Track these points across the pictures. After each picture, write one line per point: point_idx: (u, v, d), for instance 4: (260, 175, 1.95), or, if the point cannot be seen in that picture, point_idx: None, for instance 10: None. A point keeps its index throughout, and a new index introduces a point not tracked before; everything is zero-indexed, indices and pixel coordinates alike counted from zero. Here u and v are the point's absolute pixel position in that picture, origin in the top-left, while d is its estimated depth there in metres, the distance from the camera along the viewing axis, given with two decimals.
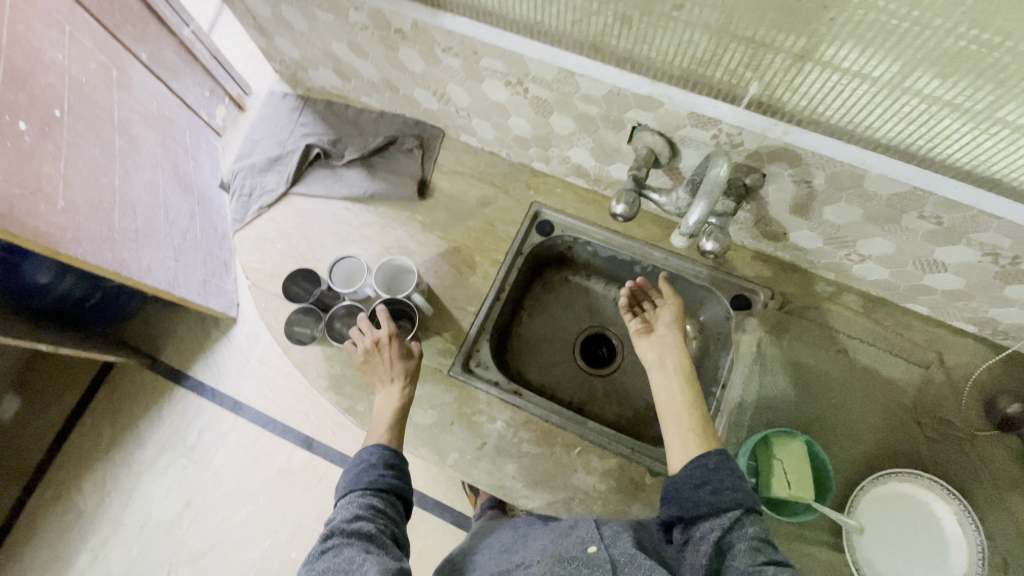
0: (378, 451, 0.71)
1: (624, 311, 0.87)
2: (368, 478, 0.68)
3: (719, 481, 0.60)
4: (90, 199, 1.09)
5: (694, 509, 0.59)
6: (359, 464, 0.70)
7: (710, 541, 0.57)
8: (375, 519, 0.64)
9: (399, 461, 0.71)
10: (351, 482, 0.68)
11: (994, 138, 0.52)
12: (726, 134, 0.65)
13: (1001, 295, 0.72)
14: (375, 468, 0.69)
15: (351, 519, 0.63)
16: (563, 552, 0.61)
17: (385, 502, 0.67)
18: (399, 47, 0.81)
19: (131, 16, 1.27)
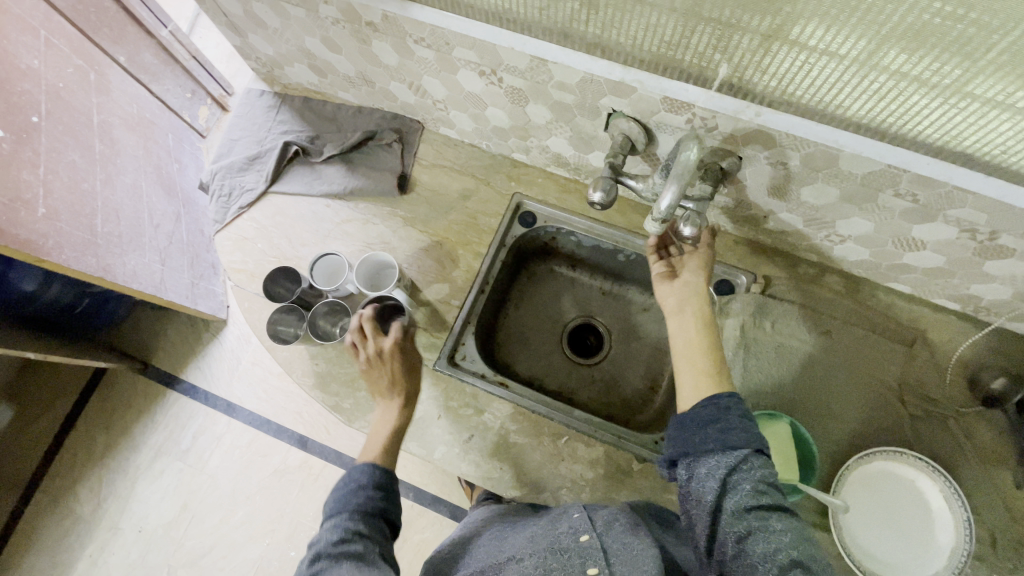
0: (367, 469, 0.68)
1: (651, 255, 0.82)
2: (354, 498, 0.65)
3: (728, 421, 0.58)
4: (70, 205, 1.08)
5: (703, 448, 0.58)
6: (346, 486, 0.67)
7: (715, 480, 0.56)
8: (364, 538, 0.61)
9: (386, 479, 0.69)
10: (337, 504, 0.66)
11: (963, 113, 0.52)
12: (700, 118, 0.65)
13: (980, 271, 0.72)
14: (362, 489, 0.66)
15: (338, 542, 0.60)
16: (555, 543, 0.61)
17: (372, 523, 0.64)
18: (372, 41, 0.80)
19: (108, 19, 1.24)
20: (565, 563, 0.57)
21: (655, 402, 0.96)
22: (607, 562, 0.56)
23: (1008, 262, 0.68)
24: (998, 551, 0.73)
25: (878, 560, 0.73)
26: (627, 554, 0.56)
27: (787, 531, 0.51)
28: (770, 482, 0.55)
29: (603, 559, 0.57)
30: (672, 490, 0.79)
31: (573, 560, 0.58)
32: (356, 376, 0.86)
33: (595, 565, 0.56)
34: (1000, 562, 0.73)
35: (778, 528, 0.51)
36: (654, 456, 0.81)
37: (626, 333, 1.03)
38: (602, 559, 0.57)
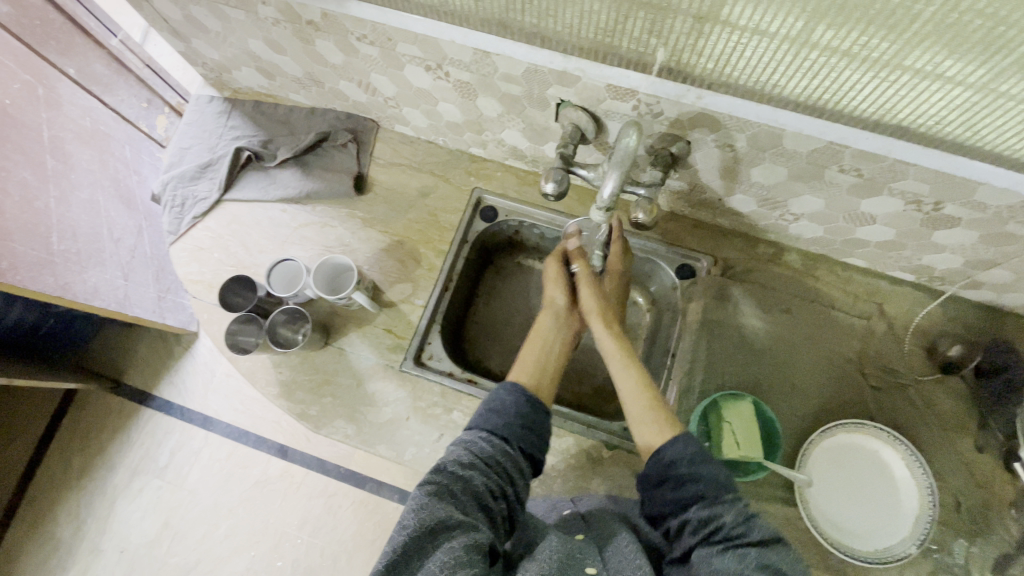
0: (518, 387, 0.70)
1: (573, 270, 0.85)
2: (496, 426, 0.66)
3: (680, 473, 0.61)
4: (22, 224, 1.05)
5: (665, 507, 0.61)
6: (493, 404, 0.69)
7: (686, 536, 0.58)
8: (491, 472, 0.62)
9: (535, 413, 0.68)
10: (479, 421, 0.67)
11: (895, 85, 0.53)
12: (645, 103, 0.65)
13: (930, 241, 0.73)
14: (505, 420, 0.66)
15: (467, 464, 0.62)
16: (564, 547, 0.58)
17: (509, 461, 0.63)
18: (315, 40, 0.79)
19: (54, 31, 1.24)
20: (569, 556, 0.57)
21: (626, 388, 0.98)
22: (603, 565, 0.57)
23: (955, 231, 0.69)
24: (961, 513, 0.75)
25: (847, 530, 0.74)
26: (623, 558, 0.57)
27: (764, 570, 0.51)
28: (743, 522, 0.56)
29: (601, 562, 0.57)
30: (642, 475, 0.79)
31: (575, 554, 0.58)
32: (321, 382, 0.85)
33: (594, 566, 0.56)
34: (962, 523, 0.75)
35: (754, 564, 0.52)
36: (622, 443, 0.82)
37: None
38: (600, 562, 0.57)
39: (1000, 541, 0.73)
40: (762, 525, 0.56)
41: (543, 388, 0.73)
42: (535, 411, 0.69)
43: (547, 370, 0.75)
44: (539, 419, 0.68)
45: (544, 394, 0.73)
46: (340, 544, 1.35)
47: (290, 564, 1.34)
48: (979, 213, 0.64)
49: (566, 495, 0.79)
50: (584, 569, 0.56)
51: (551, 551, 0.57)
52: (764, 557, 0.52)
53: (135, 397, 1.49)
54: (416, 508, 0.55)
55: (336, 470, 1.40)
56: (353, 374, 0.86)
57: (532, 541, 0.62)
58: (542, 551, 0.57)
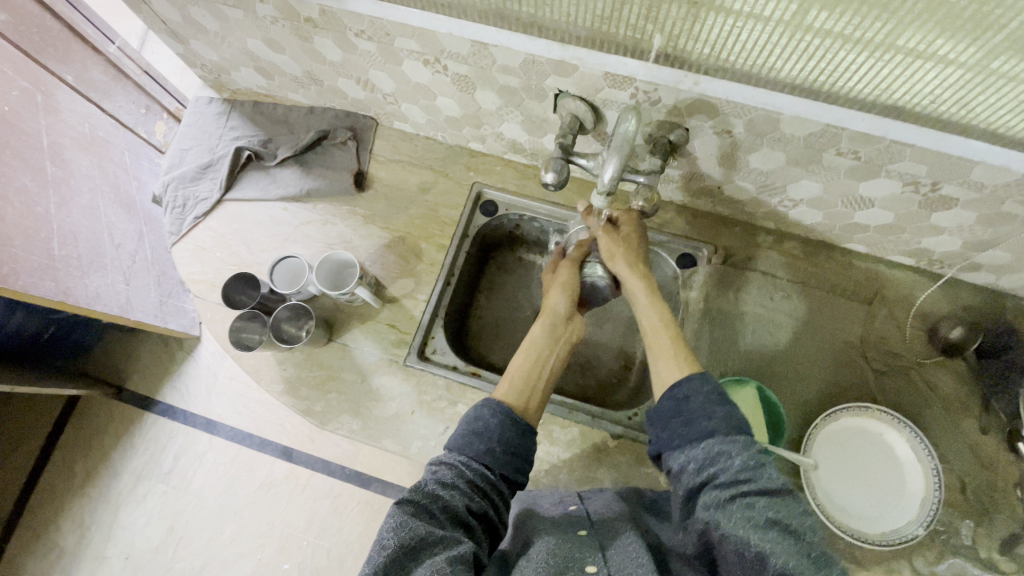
0: (502, 407, 0.66)
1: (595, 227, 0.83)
2: (477, 448, 0.62)
3: (689, 412, 0.60)
4: (23, 229, 1.06)
5: (672, 443, 0.60)
6: (474, 424, 0.65)
7: (690, 476, 0.57)
8: (472, 493, 0.59)
9: (519, 436, 0.64)
10: (458, 443, 0.64)
11: (889, 65, 0.54)
12: (643, 92, 0.66)
13: (929, 224, 0.74)
14: (486, 444, 0.62)
15: (447, 484, 0.59)
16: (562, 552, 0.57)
17: (489, 484, 0.61)
18: (313, 37, 0.79)
19: (52, 39, 1.21)
20: (568, 557, 0.57)
21: (630, 379, 0.98)
22: (604, 560, 0.56)
23: (954, 213, 0.70)
24: (967, 495, 0.75)
25: (852, 514, 0.74)
26: (624, 554, 0.56)
27: (766, 521, 0.51)
28: (754, 466, 0.55)
29: (602, 559, 0.57)
30: (648, 463, 0.80)
31: (574, 554, 0.57)
32: (325, 378, 0.85)
33: (595, 563, 0.56)
34: (968, 505, 0.75)
35: (760, 515, 0.51)
36: (628, 432, 0.82)
37: (598, 315, 1.04)
38: (601, 559, 0.57)
39: (1006, 521, 0.74)
40: (772, 474, 0.55)
41: (530, 409, 0.69)
42: (520, 434, 0.65)
43: (536, 386, 0.71)
44: (523, 441, 0.64)
45: (530, 413, 0.68)
46: (346, 545, 1.35)
47: (296, 566, 1.34)
48: (977, 193, 0.64)
49: (572, 485, 0.79)
50: (584, 569, 0.55)
51: (547, 556, 0.56)
52: (767, 508, 0.52)
53: (138, 402, 1.49)
54: (396, 526, 0.53)
55: (341, 471, 1.40)
56: (357, 369, 0.86)
57: (528, 544, 0.61)
58: (539, 554, 0.57)
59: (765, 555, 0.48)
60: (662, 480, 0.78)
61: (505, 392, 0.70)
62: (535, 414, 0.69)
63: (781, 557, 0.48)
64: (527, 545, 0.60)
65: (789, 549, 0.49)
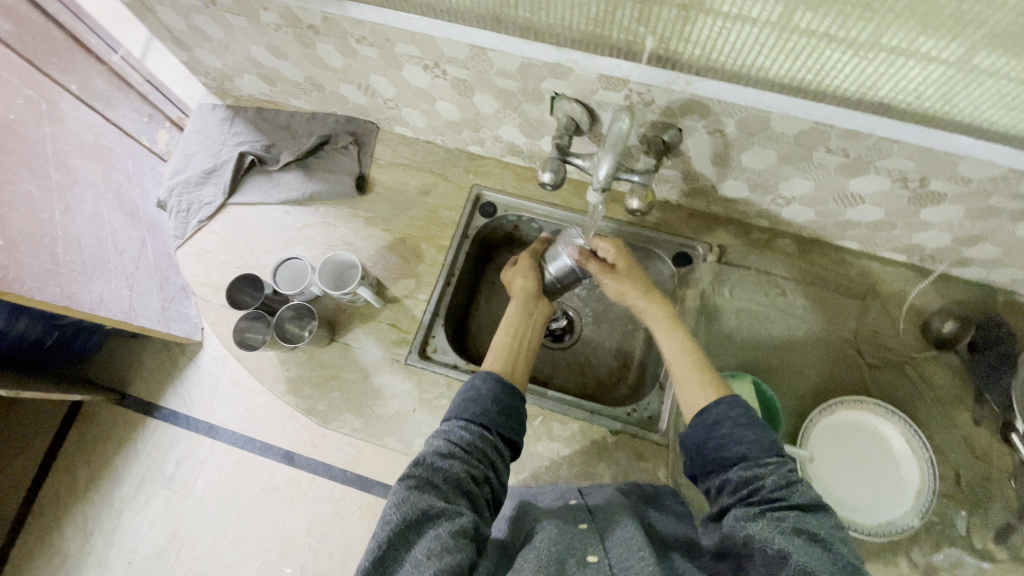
0: (494, 377, 0.69)
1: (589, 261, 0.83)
2: (473, 413, 0.65)
3: (722, 434, 0.61)
4: (29, 235, 1.07)
5: (708, 467, 0.62)
6: (469, 392, 0.68)
7: (727, 495, 0.58)
8: (472, 459, 0.61)
9: (511, 397, 0.68)
10: (455, 411, 0.67)
11: (874, 63, 0.55)
12: (636, 92, 0.67)
13: (919, 219, 0.76)
14: (481, 407, 0.66)
15: (446, 454, 0.61)
16: (565, 544, 0.57)
17: (488, 448, 0.63)
18: (315, 44, 0.81)
19: (55, 48, 1.23)
20: (569, 548, 0.57)
21: (629, 377, 0.99)
22: (604, 551, 0.57)
23: (942, 208, 0.71)
24: (962, 486, 0.76)
25: (849, 506, 0.75)
26: (625, 545, 0.57)
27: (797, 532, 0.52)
28: (785, 483, 0.56)
29: (602, 550, 0.57)
30: (647, 458, 0.81)
31: (576, 545, 0.58)
32: (328, 378, 0.87)
33: (596, 554, 0.56)
34: (962, 496, 0.76)
35: (788, 526, 0.52)
36: (627, 427, 0.83)
37: (596, 314, 1.05)
38: (601, 550, 0.57)
39: (1000, 512, 0.75)
40: (805, 491, 0.56)
41: (515, 376, 0.74)
42: (512, 397, 0.68)
43: (519, 355, 0.77)
44: (515, 403, 0.68)
45: (516, 378, 0.74)
46: (348, 548, 1.36)
47: (299, 570, 1.34)
48: (963, 187, 0.66)
49: (572, 481, 0.80)
50: (585, 560, 0.55)
51: (550, 545, 0.56)
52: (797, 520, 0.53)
53: (141, 408, 1.50)
54: (398, 502, 0.54)
55: (342, 474, 1.41)
56: (359, 369, 0.87)
57: (530, 534, 0.61)
58: (541, 544, 0.57)
59: (788, 554, 0.49)
60: (660, 474, 0.80)
61: (491, 362, 0.75)
62: (520, 379, 0.75)
63: (805, 559, 0.48)
64: (531, 535, 0.60)
65: (815, 555, 0.49)
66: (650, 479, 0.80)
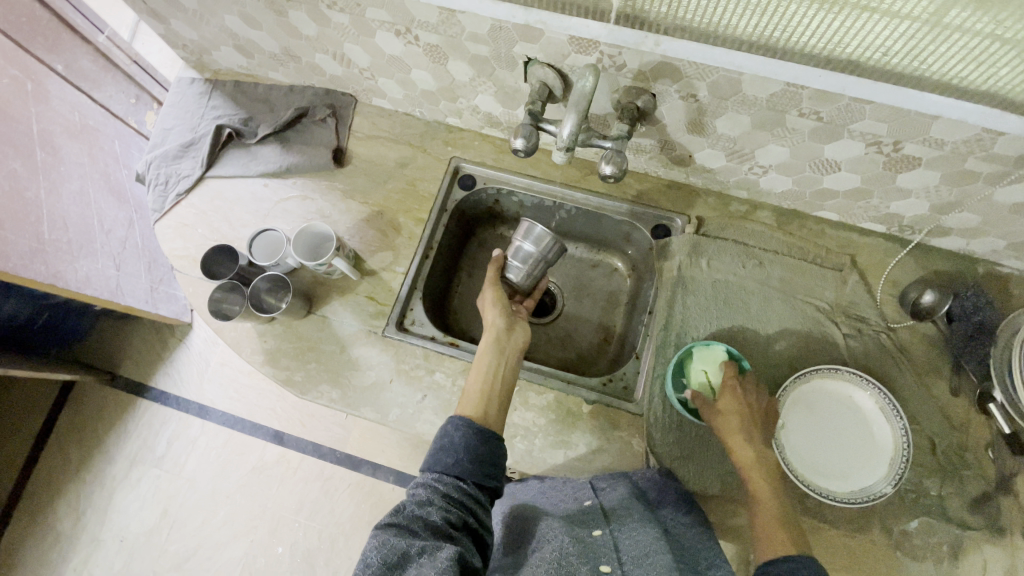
0: (460, 420, 0.68)
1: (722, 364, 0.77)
2: (446, 464, 0.64)
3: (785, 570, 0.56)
4: (10, 213, 1.07)
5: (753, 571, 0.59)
6: (441, 441, 0.66)
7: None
8: (451, 507, 0.60)
9: (484, 444, 0.66)
10: (429, 462, 0.65)
11: (840, 18, 0.55)
12: (607, 55, 0.67)
13: (896, 187, 0.75)
14: (455, 456, 0.64)
15: (424, 502, 0.60)
16: (579, 552, 0.57)
17: (465, 495, 0.62)
18: (288, 12, 0.81)
19: (42, 28, 1.22)
20: (582, 555, 0.57)
21: (609, 350, 1.00)
22: (619, 562, 0.57)
23: (918, 173, 0.71)
24: (937, 455, 0.76)
25: (825, 473, 0.74)
26: (638, 551, 0.58)
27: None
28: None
29: (615, 559, 0.57)
30: (621, 427, 0.81)
31: (590, 553, 0.58)
32: (306, 349, 0.87)
33: (609, 563, 0.57)
34: (937, 465, 0.75)
35: None
36: (601, 397, 0.83)
37: (577, 289, 1.05)
38: (614, 559, 0.57)
39: (976, 481, 0.74)
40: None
41: (491, 417, 0.71)
42: (484, 442, 0.67)
43: (494, 396, 0.73)
44: (489, 449, 0.66)
45: (494, 420, 0.71)
46: (337, 527, 1.36)
47: (289, 548, 1.35)
48: (938, 151, 0.66)
49: (548, 450, 0.81)
50: (597, 567, 0.56)
51: (558, 554, 0.56)
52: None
53: (131, 388, 1.51)
54: (379, 545, 0.54)
55: (331, 453, 1.42)
56: (337, 340, 0.87)
57: (538, 539, 0.62)
58: (550, 551, 0.57)
59: None
60: (635, 443, 0.80)
61: (463, 408, 0.72)
62: (498, 422, 0.71)
63: None
64: (539, 541, 0.61)
65: None
66: (625, 447, 0.80)
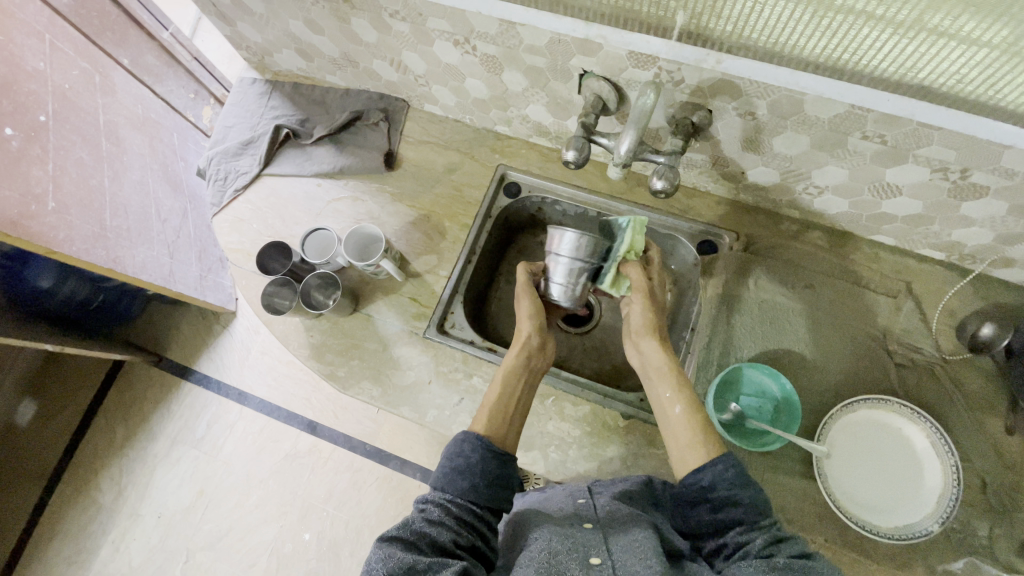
0: (480, 440, 0.69)
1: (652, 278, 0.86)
2: (460, 488, 0.65)
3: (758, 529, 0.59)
4: (80, 199, 1.12)
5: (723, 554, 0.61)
6: (456, 462, 0.68)
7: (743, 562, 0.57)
8: (460, 529, 0.62)
9: (500, 467, 0.68)
10: (441, 482, 0.66)
11: (914, 42, 0.53)
12: (666, 71, 0.67)
13: (960, 215, 0.72)
14: (470, 481, 0.66)
15: (434, 521, 0.62)
16: (568, 548, 0.59)
17: (475, 518, 0.64)
18: (351, 19, 0.83)
19: (110, 23, 1.30)
20: (571, 550, 0.59)
21: None
22: (608, 554, 0.58)
23: (985, 202, 0.68)
24: (989, 495, 0.72)
25: (864, 505, 0.73)
26: (625, 541, 0.60)
27: (773, 566, 0.54)
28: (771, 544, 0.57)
29: (606, 551, 0.59)
30: (657, 444, 0.81)
31: (580, 547, 0.60)
32: (349, 346, 0.89)
33: (599, 556, 0.58)
34: (988, 506, 0.72)
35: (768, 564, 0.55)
36: (639, 412, 0.83)
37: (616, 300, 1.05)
38: (604, 551, 0.59)
39: None
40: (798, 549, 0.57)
41: (508, 439, 0.73)
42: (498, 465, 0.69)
43: (513, 418, 0.75)
44: (503, 477, 0.68)
45: (510, 441, 0.73)
46: (363, 518, 1.39)
47: (316, 536, 1.39)
48: (1008, 181, 0.63)
49: (581, 461, 0.81)
50: (588, 561, 0.57)
51: (546, 552, 0.58)
52: (756, 531, 0.59)
53: (176, 371, 1.58)
54: (385, 557, 0.56)
55: (362, 447, 1.46)
56: (379, 339, 0.89)
57: (528, 540, 0.63)
58: (539, 549, 0.59)
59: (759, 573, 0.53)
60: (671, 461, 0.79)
61: (482, 424, 0.73)
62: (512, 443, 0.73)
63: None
64: (530, 540, 0.63)
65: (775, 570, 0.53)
66: (660, 464, 0.79)
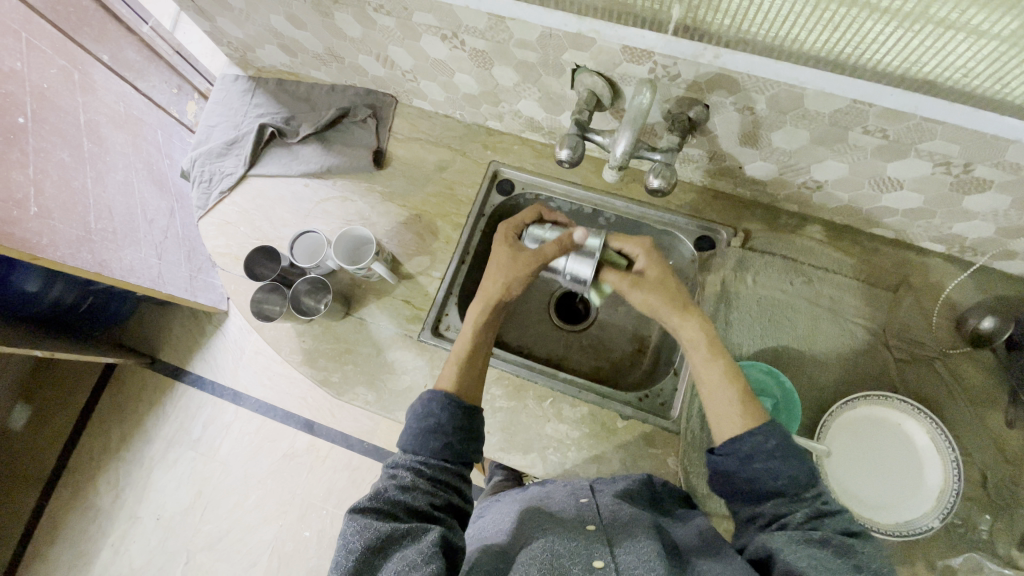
0: (450, 399, 0.66)
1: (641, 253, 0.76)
2: (433, 448, 0.63)
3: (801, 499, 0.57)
4: (63, 203, 1.09)
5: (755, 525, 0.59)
6: (426, 422, 0.65)
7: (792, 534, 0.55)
8: (435, 489, 0.62)
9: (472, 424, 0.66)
10: (412, 443, 0.64)
11: (920, 36, 0.51)
12: (662, 66, 0.64)
13: (962, 209, 0.71)
14: (443, 441, 0.64)
15: (407, 487, 0.61)
16: (571, 550, 0.58)
17: (448, 475, 0.64)
18: (334, 13, 0.80)
19: (87, 18, 1.24)
20: (574, 554, 0.58)
21: (644, 361, 0.97)
22: (612, 557, 0.57)
23: (987, 196, 0.67)
24: (990, 489, 0.72)
25: (864, 501, 0.72)
26: (630, 543, 0.59)
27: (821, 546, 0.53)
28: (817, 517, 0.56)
29: (608, 554, 0.58)
30: (656, 445, 0.80)
31: (582, 549, 0.59)
32: (342, 351, 0.87)
33: (602, 559, 0.57)
34: (989, 500, 0.71)
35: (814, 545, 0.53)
36: (637, 413, 0.82)
37: (611, 298, 1.04)
38: (608, 554, 0.58)
39: None
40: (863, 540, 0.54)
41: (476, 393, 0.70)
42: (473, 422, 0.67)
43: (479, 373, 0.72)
44: (476, 430, 0.67)
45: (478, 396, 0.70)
46: None
47: (316, 534, 1.38)
48: (1013, 174, 0.61)
49: (579, 463, 0.80)
50: (590, 564, 0.56)
51: (547, 554, 0.57)
52: (798, 503, 0.57)
53: (169, 372, 1.56)
54: (360, 528, 0.55)
55: (359, 444, 1.45)
56: (373, 343, 0.88)
57: (529, 541, 0.62)
58: (541, 549, 0.58)
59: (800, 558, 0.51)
60: (670, 461, 0.79)
61: (450, 382, 0.70)
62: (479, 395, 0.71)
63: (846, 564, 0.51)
64: (530, 540, 0.62)
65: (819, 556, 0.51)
66: (659, 465, 0.79)
